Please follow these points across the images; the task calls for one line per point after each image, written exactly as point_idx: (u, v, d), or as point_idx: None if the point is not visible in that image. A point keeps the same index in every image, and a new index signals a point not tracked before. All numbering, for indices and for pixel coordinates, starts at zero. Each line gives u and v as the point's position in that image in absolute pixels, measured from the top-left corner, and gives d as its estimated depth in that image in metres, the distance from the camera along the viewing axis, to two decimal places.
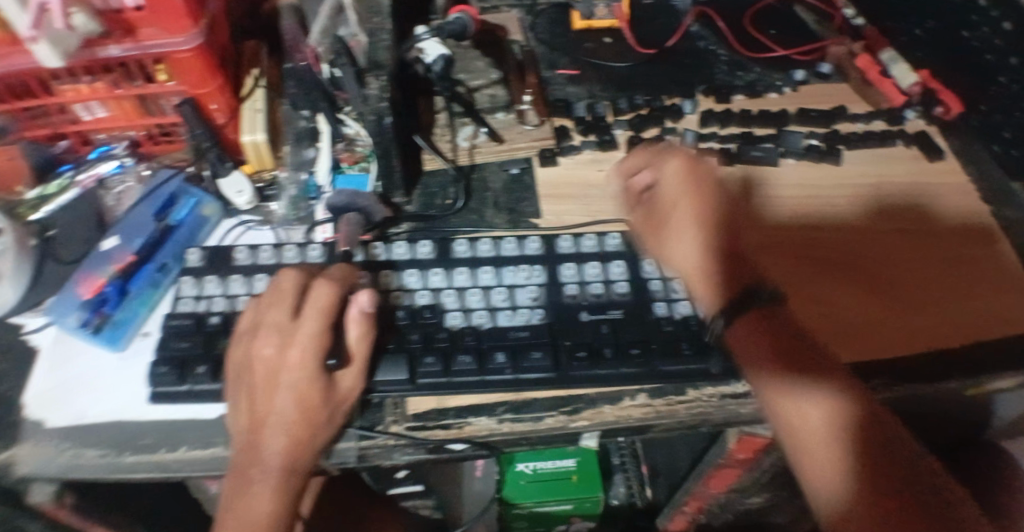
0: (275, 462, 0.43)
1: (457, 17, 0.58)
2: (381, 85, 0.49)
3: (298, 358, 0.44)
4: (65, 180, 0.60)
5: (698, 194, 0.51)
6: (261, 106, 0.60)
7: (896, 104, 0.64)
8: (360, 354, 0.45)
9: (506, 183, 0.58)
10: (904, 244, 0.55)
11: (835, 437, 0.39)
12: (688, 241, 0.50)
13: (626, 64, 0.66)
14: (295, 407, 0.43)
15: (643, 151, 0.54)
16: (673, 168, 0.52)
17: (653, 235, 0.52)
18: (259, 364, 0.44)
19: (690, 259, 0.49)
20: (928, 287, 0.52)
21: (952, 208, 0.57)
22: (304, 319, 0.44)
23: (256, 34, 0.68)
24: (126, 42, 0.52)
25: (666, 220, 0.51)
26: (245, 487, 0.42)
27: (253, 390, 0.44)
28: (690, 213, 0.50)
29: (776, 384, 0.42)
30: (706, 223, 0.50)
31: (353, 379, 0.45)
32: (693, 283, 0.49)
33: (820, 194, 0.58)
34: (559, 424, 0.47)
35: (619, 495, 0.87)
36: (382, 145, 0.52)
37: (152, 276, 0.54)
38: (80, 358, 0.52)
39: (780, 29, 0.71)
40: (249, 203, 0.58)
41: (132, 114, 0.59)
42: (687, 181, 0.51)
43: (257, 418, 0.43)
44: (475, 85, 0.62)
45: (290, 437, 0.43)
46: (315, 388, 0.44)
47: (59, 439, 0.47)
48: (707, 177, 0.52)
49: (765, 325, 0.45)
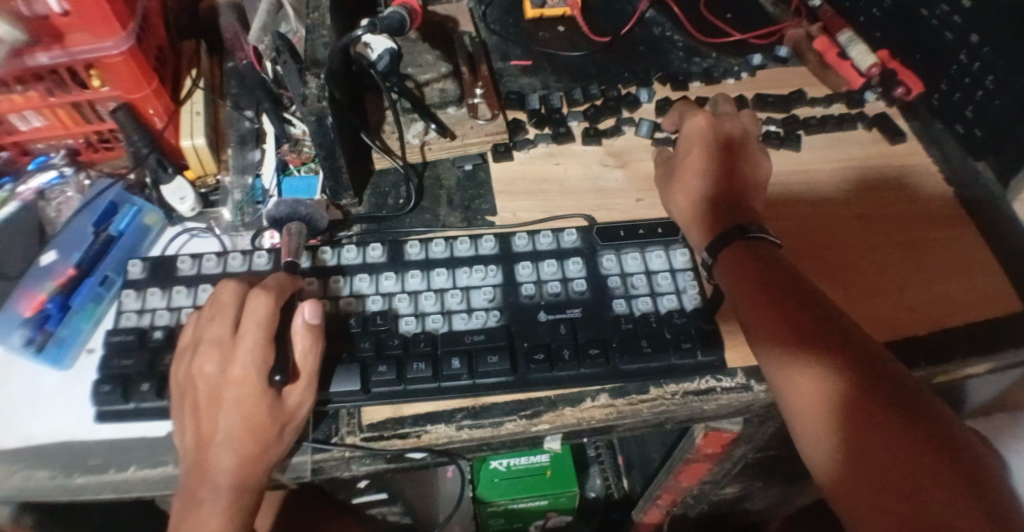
0: (225, 480, 0.42)
1: (393, 11, 0.52)
2: (320, 83, 0.47)
3: (242, 374, 0.43)
4: (3, 193, 0.57)
5: (713, 145, 0.53)
6: (201, 109, 0.58)
7: (855, 87, 0.63)
8: (308, 366, 0.44)
9: (459, 180, 0.57)
10: (882, 227, 0.55)
11: (828, 405, 0.39)
12: (693, 185, 0.52)
13: (580, 53, 0.65)
14: (242, 424, 0.42)
15: (679, 106, 0.57)
16: (695, 122, 0.55)
17: (665, 183, 0.55)
18: (201, 382, 0.43)
19: (689, 200, 0.52)
20: (906, 269, 0.52)
21: (911, 195, 0.57)
22: (244, 333, 0.43)
23: (195, 33, 0.66)
24: (54, 49, 0.49)
25: (679, 167, 0.54)
26: (195, 507, 0.41)
27: (198, 408, 0.43)
28: (701, 161, 0.53)
29: (780, 355, 0.42)
30: (714, 171, 0.52)
31: (303, 394, 0.44)
32: (690, 227, 0.52)
33: (796, 179, 0.57)
34: (519, 428, 0.46)
35: (596, 487, 0.87)
36: (325, 146, 0.50)
37: (94, 290, 0.52)
38: (24, 378, 0.50)
39: (737, 12, 0.70)
40: (193, 210, 0.55)
41: (68, 121, 0.57)
42: (706, 134, 0.54)
43: (205, 437, 0.42)
44: (423, 80, 0.59)
45: (240, 455, 0.42)
46: (262, 405, 0.42)
47: (4, 465, 0.45)
48: (727, 133, 0.54)
49: (760, 291, 0.45)
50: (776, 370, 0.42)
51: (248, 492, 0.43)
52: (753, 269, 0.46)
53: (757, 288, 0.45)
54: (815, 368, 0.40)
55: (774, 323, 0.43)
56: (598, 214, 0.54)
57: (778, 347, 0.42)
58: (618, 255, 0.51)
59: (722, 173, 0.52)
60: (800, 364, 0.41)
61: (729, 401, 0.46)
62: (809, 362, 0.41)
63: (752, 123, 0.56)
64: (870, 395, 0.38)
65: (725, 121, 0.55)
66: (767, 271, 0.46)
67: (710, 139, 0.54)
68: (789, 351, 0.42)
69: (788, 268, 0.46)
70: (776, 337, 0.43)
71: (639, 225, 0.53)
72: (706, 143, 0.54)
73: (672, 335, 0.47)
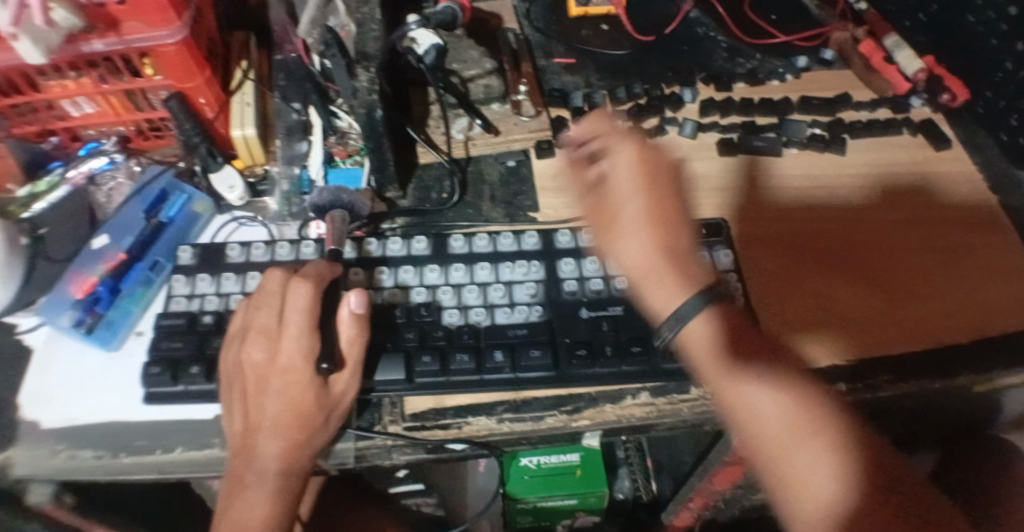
0: (269, 465, 0.42)
1: (446, 6, 0.57)
2: (370, 77, 0.48)
3: (288, 362, 0.44)
4: (55, 177, 0.59)
5: (654, 184, 0.45)
6: (251, 99, 0.59)
7: (899, 92, 0.62)
8: (353, 357, 0.44)
9: (502, 176, 0.57)
10: (904, 236, 0.54)
11: (799, 478, 0.36)
12: (641, 234, 0.44)
13: (624, 51, 0.65)
14: (289, 411, 0.43)
15: (597, 126, 0.48)
16: (628, 157, 0.46)
17: (601, 226, 0.46)
18: (248, 367, 0.44)
19: (643, 253, 0.44)
20: (928, 278, 0.52)
21: (945, 201, 0.56)
22: (289, 321, 0.44)
23: (243, 25, 0.67)
24: (109, 36, 0.50)
25: (620, 210, 0.45)
26: (244, 489, 0.42)
27: (246, 394, 0.44)
28: (643, 204, 0.45)
29: (763, 443, 0.38)
30: (661, 215, 0.44)
31: (348, 383, 0.44)
32: (646, 287, 0.43)
33: (826, 183, 0.57)
34: (560, 423, 0.46)
35: (624, 490, 0.85)
36: (373, 138, 0.51)
37: (144, 274, 0.53)
38: (73, 358, 0.51)
39: (782, 14, 0.70)
40: (241, 199, 0.57)
41: (120, 108, 0.58)
42: (645, 170, 0.46)
43: (251, 422, 0.43)
44: (468, 75, 0.59)
45: (286, 441, 0.43)
46: (307, 393, 0.43)
47: (54, 441, 0.47)
48: (662, 166, 0.47)
49: (724, 361, 0.39)
50: (761, 456, 0.38)
51: (293, 477, 0.44)
52: (733, 338, 0.40)
53: (738, 363, 0.39)
54: (809, 457, 0.36)
55: (757, 406, 0.38)
56: None
57: (763, 435, 0.38)
58: None
59: (668, 218, 0.45)
60: (791, 453, 0.37)
61: None
62: (802, 449, 0.36)
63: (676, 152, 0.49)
64: (859, 478, 0.35)
65: (655, 152, 0.47)
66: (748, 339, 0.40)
67: (648, 175, 0.46)
68: (776, 438, 0.37)
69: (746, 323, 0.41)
70: (759, 424, 0.38)
71: None
72: (646, 182, 0.45)
73: None
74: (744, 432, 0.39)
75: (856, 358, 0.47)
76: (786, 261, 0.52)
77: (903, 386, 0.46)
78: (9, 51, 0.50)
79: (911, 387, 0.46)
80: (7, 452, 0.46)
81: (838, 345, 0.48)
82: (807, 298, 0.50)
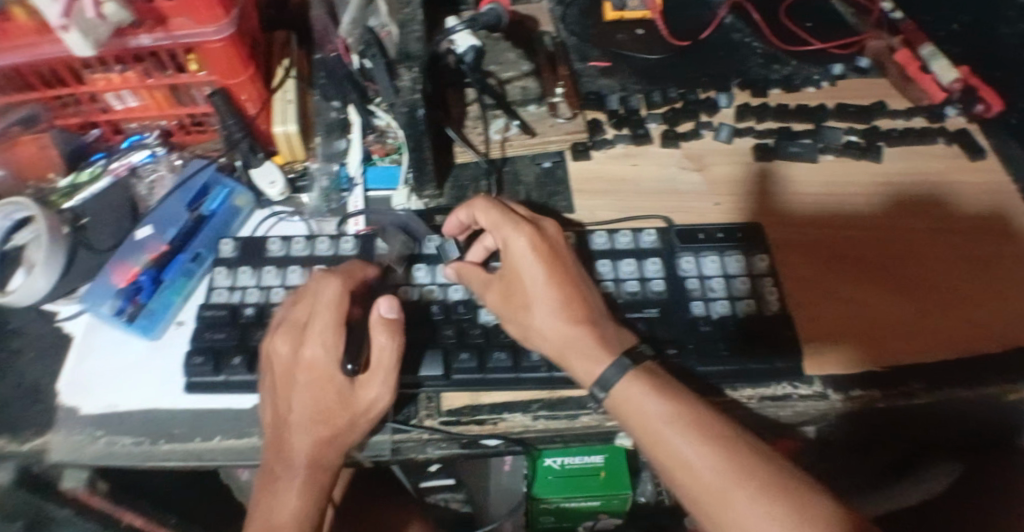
0: (300, 460, 0.43)
1: (491, 8, 0.57)
2: (412, 76, 0.49)
3: (315, 362, 0.44)
4: (97, 168, 0.60)
5: (556, 260, 0.46)
6: (292, 97, 0.60)
7: (936, 101, 0.62)
8: (381, 362, 0.44)
9: (538, 176, 0.58)
10: (933, 243, 0.54)
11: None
12: (552, 312, 0.44)
13: (659, 56, 0.65)
14: (318, 410, 0.44)
15: (496, 213, 0.48)
16: (524, 241, 0.46)
17: (511, 308, 0.46)
18: (280, 363, 0.44)
19: (560, 331, 0.44)
20: (958, 287, 0.51)
21: (962, 211, 0.56)
22: (316, 316, 0.44)
23: (285, 24, 0.68)
24: (157, 32, 0.51)
25: (527, 295, 0.45)
26: (278, 483, 0.43)
27: (278, 390, 0.44)
28: (546, 284, 0.45)
29: (699, 498, 0.39)
30: (569, 293, 0.45)
31: (377, 388, 0.43)
32: (569, 364, 0.44)
33: (858, 189, 0.57)
34: (594, 422, 0.47)
35: (647, 493, 0.83)
36: (414, 137, 0.52)
37: (186, 266, 0.54)
38: (113, 346, 0.52)
39: (817, 21, 0.70)
40: (281, 195, 0.59)
41: (163, 103, 0.59)
42: (542, 252, 0.46)
43: (283, 419, 0.44)
44: (506, 77, 0.61)
45: (314, 437, 0.43)
46: (336, 392, 0.44)
47: (93, 427, 0.48)
48: (558, 243, 0.47)
49: (650, 426, 0.41)
50: (701, 512, 0.39)
51: (324, 472, 0.45)
52: (659, 397, 0.41)
53: (663, 424, 0.40)
54: (743, 503, 0.37)
55: (689, 463, 0.39)
56: (675, 215, 0.55)
57: (701, 488, 0.38)
58: (696, 257, 0.51)
59: (576, 291, 0.45)
60: (725, 503, 0.38)
61: (806, 409, 0.47)
62: (736, 496, 0.37)
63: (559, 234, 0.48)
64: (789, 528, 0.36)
65: (548, 231, 0.48)
66: (673, 396, 0.41)
67: (547, 254, 0.46)
68: (709, 491, 0.38)
69: (662, 383, 0.42)
70: (693, 479, 0.39)
71: (719, 228, 0.53)
72: (545, 259, 0.46)
73: (749, 339, 0.47)
74: (682, 489, 0.40)
75: (885, 366, 0.48)
76: (815, 267, 0.52)
77: (937, 394, 0.46)
78: (57, 44, 0.51)
79: (944, 395, 0.46)
80: (47, 437, 0.48)
81: (868, 353, 0.48)
82: (836, 304, 0.50)
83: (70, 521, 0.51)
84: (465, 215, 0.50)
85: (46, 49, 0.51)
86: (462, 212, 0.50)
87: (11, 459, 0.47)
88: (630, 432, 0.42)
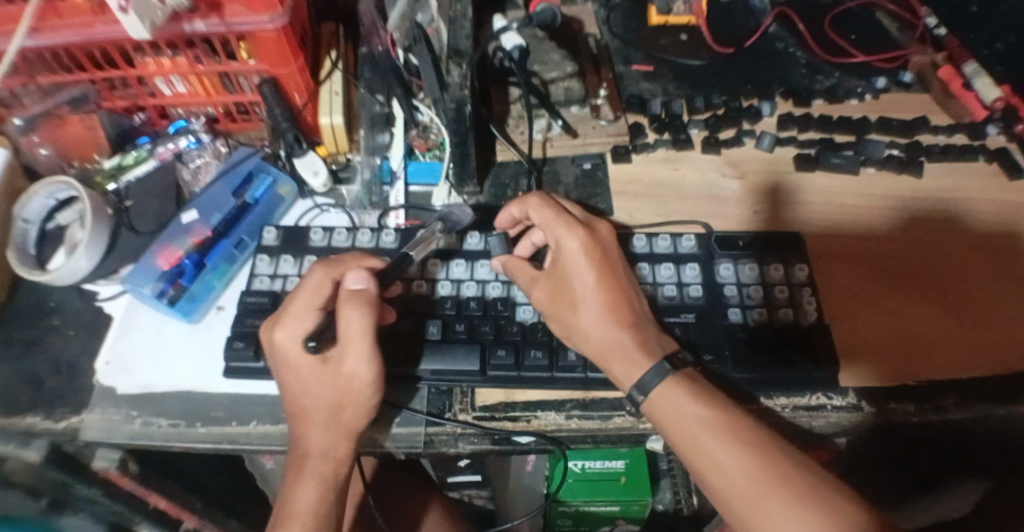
0: (318, 450, 0.43)
1: (546, 7, 0.58)
2: (462, 73, 0.49)
3: (291, 348, 0.43)
4: (142, 152, 0.61)
5: (606, 264, 0.47)
6: (339, 89, 0.62)
7: (977, 119, 0.62)
8: (353, 339, 0.42)
9: (577, 177, 0.58)
10: (974, 260, 0.54)
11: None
12: (597, 313, 0.45)
13: (702, 62, 0.66)
14: (331, 402, 0.43)
15: (550, 213, 0.48)
16: (576, 242, 0.47)
17: (559, 309, 0.46)
18: (276, 350, 0.43)
19: (604, 334, 0.45)
20: (998, 305, 0.51)
21: (974, 227, 0.55)
22: (294, 300, 0.44)
23: (332, 15, 0.69)
24: (211, 18, 0.52)
25: (574, 295, 0.46)
26: (299, 476, 0.43)
27: (281, 377, 0.43)
28: (596, 286, 0.46)
29: (730, 503, 0.39)
30: (616, 297, 0.46)
31: (354, 364, 0.42)
32: (610, 366, 0.44)
33: (898, 202, 0.57)
34: (627, 424, 0.47)
35: (665, 500, 0.85)
36: (460, 133, 0.52)
37: (229, 252, 0.55)
38: (152, 327, 0.52)
39: (862, 33, 0.70)
40: (324, 186, 0.59)
41: (211, 89, 0.60)
42: (592, 255, 0.47)
43: (302, 412, 0.43)
44: (549, 77, 0.60)
45: (332, 428, 0.43)
46: (318, 374, 0.43)
47: (129, 407, 0.48)
48: (609, 246, 0.48)
49: (687, 429, 0.41)
50: (731, 516, 0.39)
51: (342, 464, 0.44)
52: (696, 402, 0.41)
53: (699, 428, 0.40)
54: (777, 507, 0.37)
55: (722, 469, 0.39)
56: (713, 222, 0.55)
57: (734, 491, 0.39)
58: (734, 265, 0.52)
59: (622, 295, 0.46)
60: (757, 509, 0.38)
61: (838, 420, 0.47)
62: (770, 501, 0.38)
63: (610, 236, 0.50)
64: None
65: (599, 233, 0.49)
66: (710, 401, 0.42)
67: (597, 257, 0.47)
68: (741, 496, 0.39)
69: (702, 389, 0.43)
70: (726, 484, 0.39)
71: (756, 235, 0.53)
72: (596, 262, 0.46)
73: (782, 346, 0.48)
74: (713, 493, 0.40)
75: (919, 380, 0.48)
76: (854, 276, 0.53)
77: (970, 410, 0.46)
78: (112, 26, 0.52)
79: (976, 412, 0.46)
80: (83, 415, 0.48)
81: (902, 365, 0.48)
82: (874, 314, 0.51)
83: (98, 499, 0.52)
84: (518, 211, 0.50)
85: (99, 30, 0.52)
86: (516, 209, 0.50)
87: (46, 435, 0.47)
88: (664, 434, 0.43)
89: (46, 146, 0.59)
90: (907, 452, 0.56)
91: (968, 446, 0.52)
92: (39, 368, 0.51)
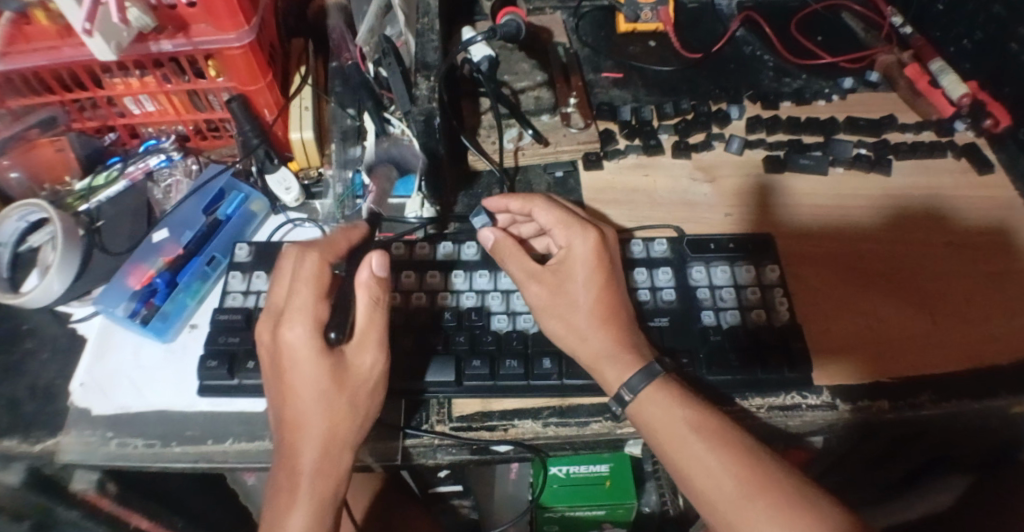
0: (305, 470, 0.40)
1: (511, 19, 0.57)
2: (430, 85, 0.49)
3: (299, 342, 0.40)
4: (113, 172, 0.61)
5: (610, 268, 0.47)
6: (310, 104, 0.63)
7: (944, 116, 0.63)
8: (375, 324, 0.42)
9: (550, 185, 0.59)
10: (945, 257, 0.54)
11: None
12: (594, 314, 0.45)
13: (671, 68, 0.68)
14: (331, 413, 0.41)
15: (559, 214, 0.48)
16: (587, 246, 0.47)
17: (553, 306, 0.46)
18: (280, 346, 0.41)
19: (594, 336, 0.45)
20: (969, 301, 0.51)
21: (958, 225, 0.56)
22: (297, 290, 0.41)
23: (302, 32, 0.71)
24: (178, 38, 0.52)
25: (571, 296, 0.46)
26: (291, 500, 0.40)
27: (280, 369, 0.41)
28: (593, 292, 0.46)
29: (717, 508, 0.39)
30: (611, 302, 0.46)
31: (366, 354, 0.42)
32: (601, 366, 0.44)
33: (857, 197, 0.58)
34: (605, 430, 0.47)
35: (651, 502, 0.85)
36: (429, 146, 0.51)
37: (201, 269, 0.55)
38: (126, 347, 0.52)
39: (827, 35, 0.72)
40: (297, 200, 0.60)
41: (181, 108, 0.60)
42: (602, 261, 0.46)
43: (293, 428, 0.41)
44: (519, 87, 0.63)
45: (324, 446, 0.41)
46: (327, 368, 0.41)
47: (104, 428, 0.48)
48: (615, 257, 0.48)
49: (685, 433, 0.41)
50: (716, 521, 0.39)
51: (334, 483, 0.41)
52: (686, 406, 0.42)
53: (689, 431, 0.41)
54: (760, 513, 0.38)
55: (710, 472, 0.39)
56: (686, 226, 0.56)
57: (720, 495, 0.39)
58: (707, 267, 0.52)
59: (619, 301, 0.46)
60: (744, 513, 0.38)
61: (814, 418, 0.47)
62: (754, 505, 0.38)
63: (615, 243, 0.49)
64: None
65: (608, 240, 0.49)
66: (701, 406, 0.42)
67: (606, 262, 0.47)
68: (731, 501, 0.38)
69: (694, 395, 0.43)
70: (714, 487, 0.39)
71: (729, 238, 0.53)
72: (602, 266, 0.46)
73: (760, 348, 0.48)
74: (699, 498, 0.40)
75: (895, 379, 0.48)
76: (828, 279, 0.53)
77: (946, 406, 0.46)
78: (79, 48, 0.52)
79: (954, 407, 0.46)
80: (57, 439, 0.47)
81: (877, 364, 0.49)
82: (845, 314, 0.51)
83: (78, 522, 0.51)
84: (518, 205, 0.51)
85: (66, 53, 0.52)
86: (519, 205, 0.51)
87: (24, 459, 0.47)
88: (650, 440, 0.42)
89: (18, 169, 0.58)
90: (885, 448, 0.57)
91: (952, 441, 0.53)
92: (12, 392, 0.50)
